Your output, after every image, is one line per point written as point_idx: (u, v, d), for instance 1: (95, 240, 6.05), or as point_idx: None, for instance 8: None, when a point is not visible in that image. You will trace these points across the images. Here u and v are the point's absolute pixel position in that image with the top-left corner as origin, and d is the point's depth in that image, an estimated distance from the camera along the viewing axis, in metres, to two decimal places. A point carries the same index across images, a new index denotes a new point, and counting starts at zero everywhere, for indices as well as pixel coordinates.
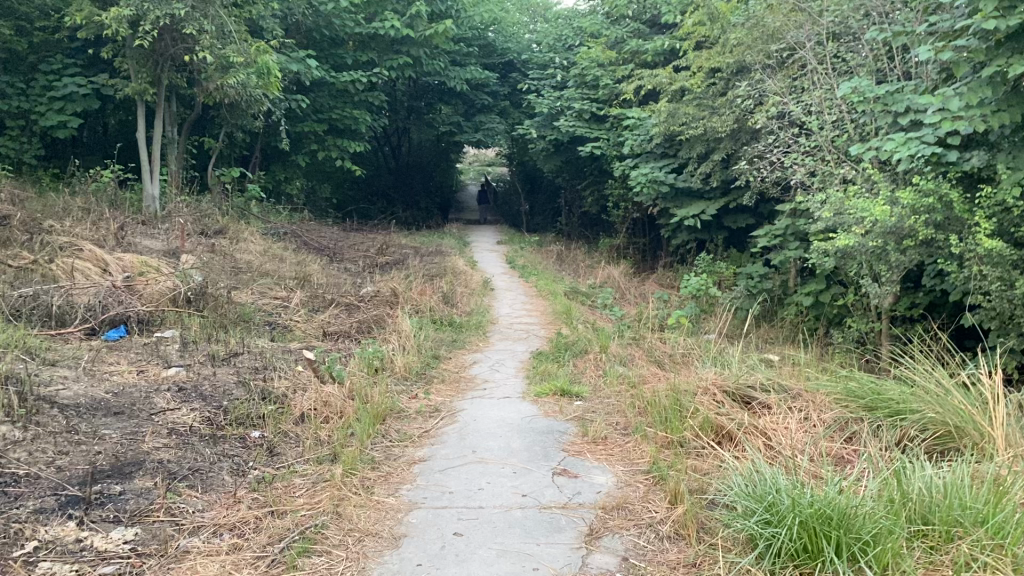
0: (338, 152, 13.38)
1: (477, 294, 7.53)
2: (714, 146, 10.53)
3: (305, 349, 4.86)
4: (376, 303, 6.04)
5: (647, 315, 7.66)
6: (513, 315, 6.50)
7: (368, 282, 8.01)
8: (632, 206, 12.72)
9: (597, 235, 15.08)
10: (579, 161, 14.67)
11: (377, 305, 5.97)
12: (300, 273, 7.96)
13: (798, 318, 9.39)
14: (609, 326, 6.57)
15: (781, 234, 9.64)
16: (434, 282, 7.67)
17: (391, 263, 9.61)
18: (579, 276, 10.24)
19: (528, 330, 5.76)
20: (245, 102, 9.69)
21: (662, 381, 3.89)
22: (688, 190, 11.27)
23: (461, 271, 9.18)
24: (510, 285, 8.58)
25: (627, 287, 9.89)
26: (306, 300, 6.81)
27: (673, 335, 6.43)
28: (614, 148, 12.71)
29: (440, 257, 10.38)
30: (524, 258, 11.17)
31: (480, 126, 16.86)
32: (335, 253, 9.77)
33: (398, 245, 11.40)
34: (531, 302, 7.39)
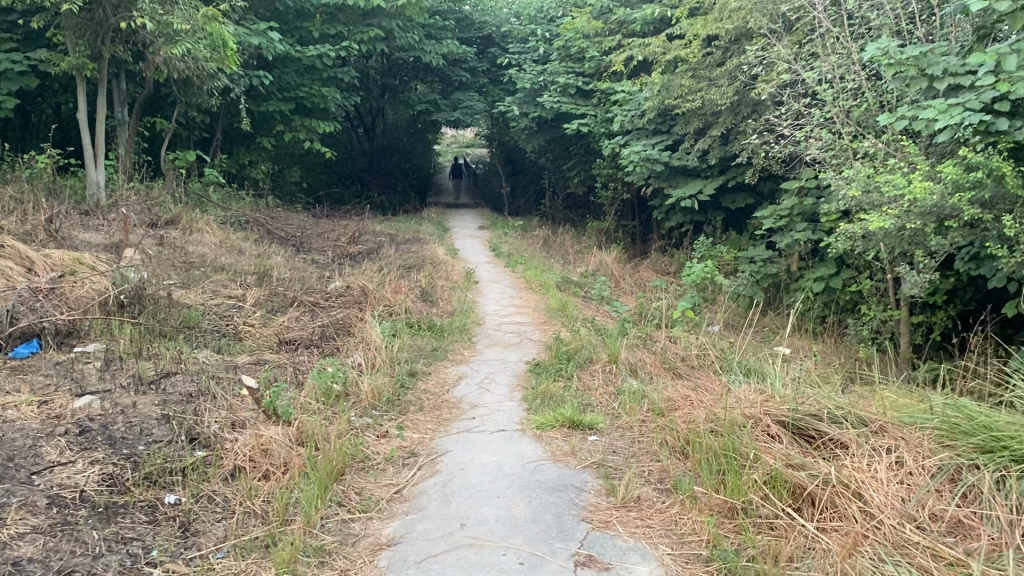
0: (307, 133, 12.49)
1: (459, 288, 6.74)
2: (712, 121, 9.75)
3: (253, 367, 4.05)
4: (342, 305, 5.23)
5: (648, 309, 6.90)
6: (502, 314, 5.71)
7: (337, 276, 7.19)
8: (622, 186, 11.95)
9: (584, 218, 14.31)
10: (564, 139, 13.87)
11: (343, 307, 5.16)
12: (261, 267, 7.12)
13: (806, 306, 8.70)
14: (611, 324, 5.80)
15: (787, 215, 8.90)
16: (411, 276, 6.85)
17: (364, 254, 8.80)
18: (569, 263, 9.46)
19: (520, 332, 4.99)
20: (199, 78, 8.78)
21: (696, 408, 3.11)
22: (683, 169, 10.51)
23: (440, 261, 8.38)
24: (494, 276, 7.79)
25: (621, 275, 9.13)
26: (264, 301, 5.98)
27: (681, 334, 5.69)
28: (602, 124, 11.91)
29: (418, 246, 9.56)
30: (508, 244, 10.37)
31: (458, 104, 16.00)
32: (302, 243, 8.94)
33: (372, 233, 10.56)
34: (520, 297, 6.60)
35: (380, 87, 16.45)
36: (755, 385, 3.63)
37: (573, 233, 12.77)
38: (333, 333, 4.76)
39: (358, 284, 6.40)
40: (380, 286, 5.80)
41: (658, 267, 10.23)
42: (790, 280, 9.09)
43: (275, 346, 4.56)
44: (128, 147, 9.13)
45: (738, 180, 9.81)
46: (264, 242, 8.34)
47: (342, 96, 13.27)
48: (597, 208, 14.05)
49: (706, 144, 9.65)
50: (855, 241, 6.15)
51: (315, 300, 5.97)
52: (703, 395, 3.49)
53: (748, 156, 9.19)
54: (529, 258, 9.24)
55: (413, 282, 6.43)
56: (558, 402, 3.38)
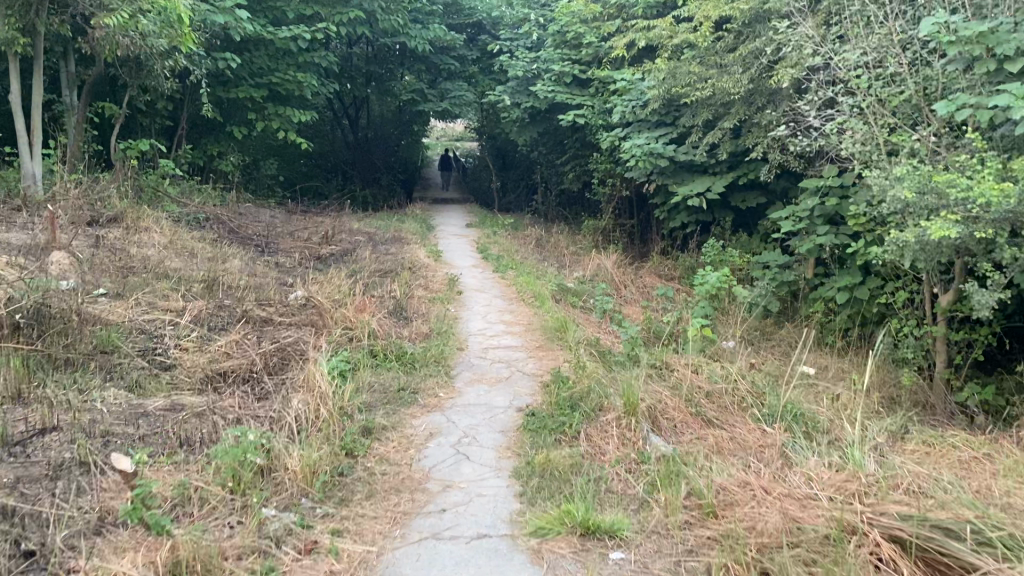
0: (281, 122, 11.54)
1: (439, 297, 5.88)
2: (723, 112, 8.87)
3: (164, 418, 3.15)
4: (294, 326, 4.32)
5: (658, 326, 6.03)
6: (487, 331, 4.87)
7: (299, 284, 6.27)
8: (621, 183, 11.08)
9: (579, 215, 13.42)
10: (558, 132, 12.95)
11: (295, 329, 4.27)
12: (211, 273, 6.19)
13: (826, 318, 7.89)
14: (615, 348, 4.93)
15: (806, 217, 8.07)
16: (385, 287, 5.95)
17: (336, 257, 7.90)
18: (564, 268, 8.57)
19: (507, 358, 4.16)
20: (150, 58, 7.81)
21: (755, 518, 2.35)
22: (690, 166, 9.63)
23: (420, 265, 7.49)
24: (480, 282, 6.92)
25: (621, 282, 8.27)
26: (207, 317, 5.06)
27: (700, 361, 4.82)
28: (600, 115, 11.01)
29: (398, 247, 8.66)
30: (496, 244, 9.50)
31: (446, 94, 15.06)
32: (269, 245, 8.05)
33: (348, 232, 9.66)
34: (509, 309, 5.75)
35: (363, 75, 15.48)
36: (826, 457, 2.84)
37: (567, 233, 11.89)
38: (275, 368, 3.87)
39: (323, 297, 5.48)
40: (342, 302, 4.89)
41: (661, 271, 9.37)
42: (808, 288, 8.27)
43: (201, 384, 3.65)
44: (76, 135, 8.17)
45: (751, 177, 8.96)
46: (223, 244, 7.43)
47: (320, 82, 12.32)
48: (593, 205, 13.16)
49: (716, 138, 8.78)
50: (900, 251, 5.31)
51: (266, 317, 5.06)
52: (756, 480, 2.68)
53: (763, 152, 8.33)
54: (520, 261, 8.37)
55: (384, 296, 5.52)
56: (563, 494, 2.52)
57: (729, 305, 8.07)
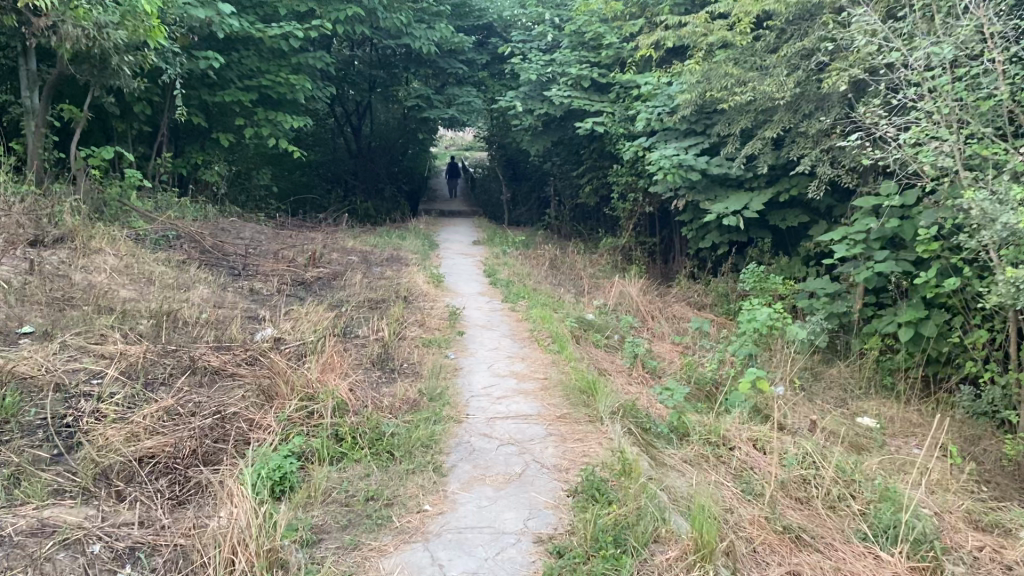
0: (272, 129, 10.59)
1: (437, 337, 4.87)
2: (763, 121, 7.88)
3: (19, 552, 2.15)
4: (243, 392, 3.33)
5: (700, 373, 5.01)
6: (493, 390, 3.85)
7: (273, 318, 5.30)
8: (643, 198, 10.10)
9: (596, 231, 12.43)
10: (573, 142, 11.94)
11: (243, 396, 3.29)
12: (167, 306, 5.22)
13: (883, 356, 6.87)
14: (652, 413, 3.92)
15: (860, 241, 7.07)
16: (371, 327, 4.95)
17: (323, 282, 6.93)
18: (582, 295, 7.57)
19: (518, 437, 3.16)
20: (114, 55, 6.86)
21: None
22: (723, 180, 8.63)
23: (418, 293, 6.49)
24: (487, 315, 5.93)
25: (648, 313, 7.26)
26: (146, 366, 4.08)
27: (763, 432, 3.81)
28: (621, 123, 10.03)
29: (395, 270, 7.68)
30: (505, 266, 8.51)
31: (453, 100, 14.09)
32: (249, 268, 7.09)
33: (341, 250, 8.69)
34: (520, 352, 4.73)
35: (366, 80, 14.55)
36: None
37: (582, 251, 10.89)
38: (210, 458, 2.87)
39: (296, 344, 4.49)
40: (311, 353, 3.90)
41: (690, 298, 8.36)
42: (862, 321, 7.25)
43: (100, 482, 2.66)
44: (33, 141, 7.18)
45: (794, 193, 7.95)
46: (190, 267, 6.47)
47: (318, 87, 11.37)
48: (610, 221, 12.18)
49: (755, 148, 7.78)
50: (1007, 291, 4.29)
51: (219, 368, 4.07)
52: None
53: (811, 166, 7.32)
54: (533, 287, 7.37)
55: (369, 343, 4.53)
56: None
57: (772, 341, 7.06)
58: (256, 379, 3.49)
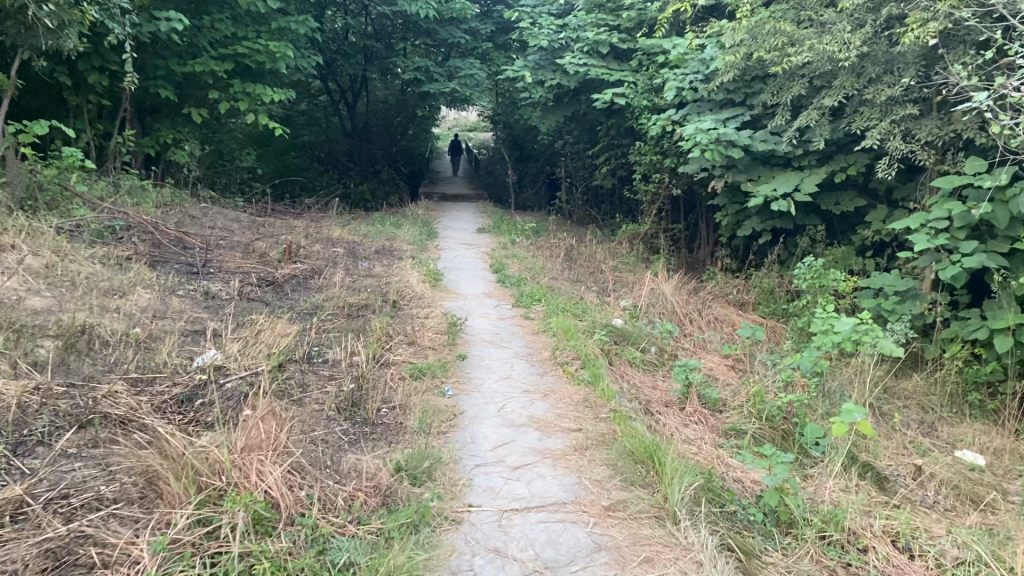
0: (250, 103, 9.41)
1: (429, 361, 3.71)
2: (819, 87, 6.69)
3: None
4: (115, 494, 2.20)
5: (772, 403, 3.87)
6: (507, 456, 2.71)
7: (221, 334, 4.15)
8: (669, 179, 8.94)
9: (612, 216, 11.27)
10: (588, 117, 10.75)
11: (121, 502, 2.16)
12: (84, 319, 4.07)
13: (968, 367, 5.73)
14: (732, 483, 2.79)
15: (940, 230, 5.90)
16: (342, 352, 3.80)
17: (297, 282, 5.79)
18: (606, 294, 6.42)
19: (549, 560, 2.10)
20: (41, 9, 5.67)
21: None
22: (765, 158, 7.45)
23: (410, 295, 5.34)
24: (494, 324, 4.79)
25: (685, 315, 6.11)
26: (26, 411, 2.91)
27: (890, 513, 2.67)
28: (645, 94, 8.84)
29: (385, 265, 6.53)
30: (513, 259, 7.36)
31: (455, 73, 12.88)
32: (210, 266, 5.95)
33: (326, 241, 7.54)
34: (539, 383, 3.56)
35: (360, 52, 13.33)
36: None
37: (599, 240, 9.74)
38: None
39: (237, 380, 3.34)
40: (251, 405, 2.77)
41: (729, 296, 7.20)
42: (938, 324, 6.10)
43: None
44: None
45: (853, 173, 6.78)
46: (134, 265, 5.33)
47: (303, 56, 10.17)
48: (629, 205, 11.02)
49: (811, 120, 6.59)
50: None
51: (119, 417, 2.91)
52: None
53: (880, 141, 6.15)
54: (549, 286, 6.22)
55: (334, 379, 3.39)
56: None
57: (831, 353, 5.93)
58: (139, 461, 2.34)
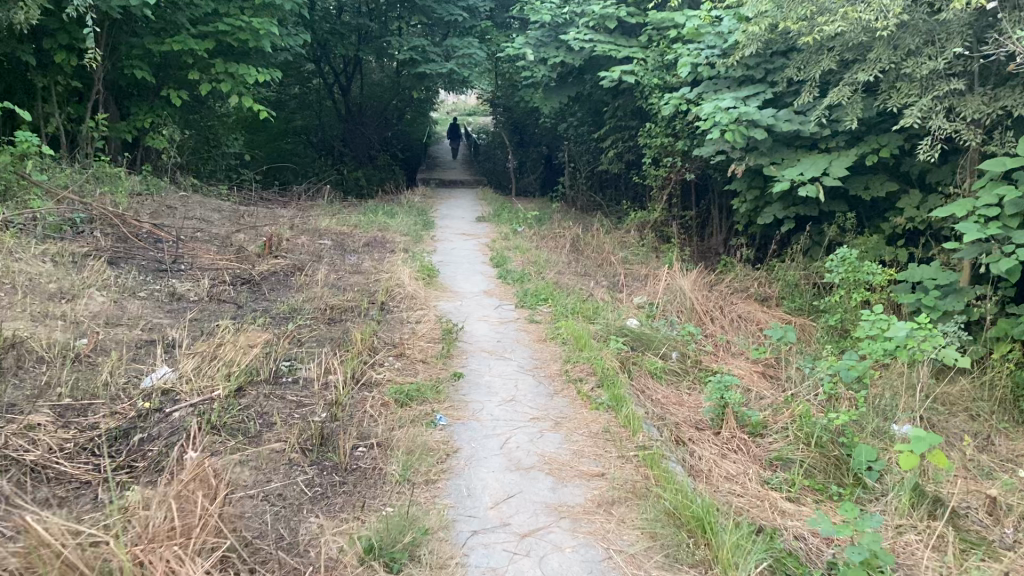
0: (233, 85, 8.80)
1: (418, 380, 3.15)
2: (850, 61, 6.09)
3: None
4: None
5: (820, 424, 3.31)
6: (513, 517, 2.18)
7: (177, 347, 3.57)
8: (682, 163, 8.34)
9: (619, 203, 10.68)
10: (593, 98, 10.13)
11: None
12: (16, 331, 3.48)
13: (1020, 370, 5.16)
14: (795, 550, 2.25)
15: (988, 218, 5.31)
16: (315, 371, 3.23)
17: (276, 280, 5.22)
18: (617, 291, 5.84)
19: None
20: None
21: None
22: (788, 140, 6.86)
23: (401, 295, 4.76)
24: (496, 329, 4.21)
25: (706, 314, 5.54)
26: None
27: None
28: (655, 72, 8.22)
29: (375, 259, 5.95)
30: (516, 251, 6.77)
31: (452, 53, 12.25)
32: (180, 262, 5.37)
33: (312, 233, 6.96)
34: (549, 407, 3.00)
35: (353, 31, 12.70)
36: None
37: (606, 228, 9.16)
38: None
39: (185, 409, 2.77)
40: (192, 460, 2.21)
41: (750, 290, 6.63)
42: (984, 322, 5.53)
43: None
44: None
45: (886, 155, 6.20)
46: (90, 262, 4.75)
47: (289, 35, 9.55)
48: (637, 191, 10.42)
49: (842, 96, 5.99)
50: None
51: (28, 463, 2.34)
52: None
53: (920, 119, 5.56)
54: (555, 282, 5.65)
55: (303, 408, 2.81)
56: None
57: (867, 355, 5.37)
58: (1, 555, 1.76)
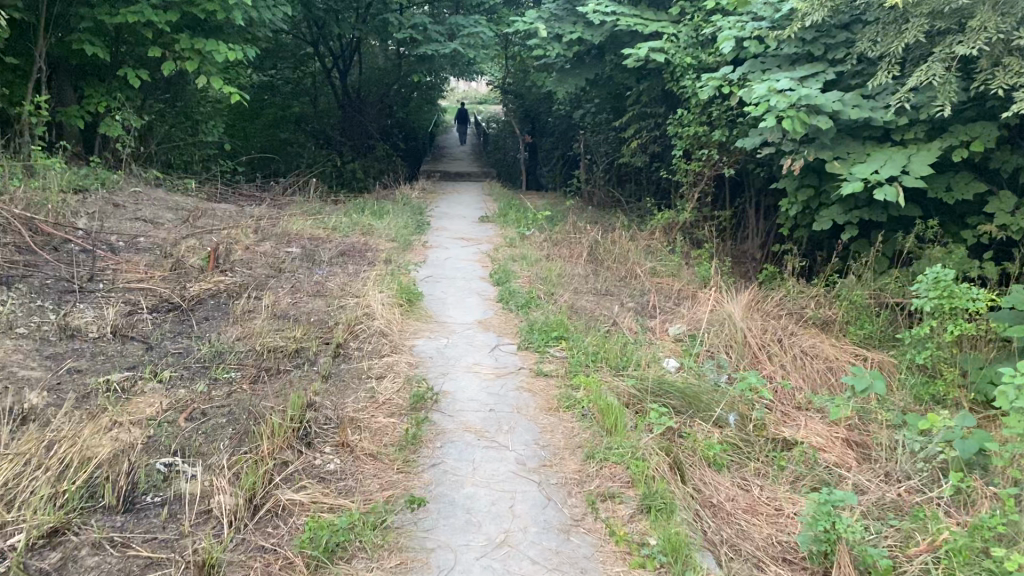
0: (201, 64, 7.64)
1: (356, 506, 2.07)
2: (942, 30, 4.88)
3: None
4: None
5: (977, 566, 2.15)
6: None
7: (17, 426, 2.44)
8: (717, 156, 7.16)
9: (641, 200, 9.51)
10: (613, 81, 8.95)
11: None
12: None
13: None
14: None
15: None
16: (199, 487, 2.10)
17: (213, 307, 4.09)
18: (647, 317, 4.68)
19: None
20: None
21: None
22: (854, 130, 5.66)
23: (366, 333, 3.62)
24: (490, 386, 3.05)
25: (761, 351, 4.36)
26: None
27: None
28: (689, 49, 7.02)
29: (347, 276, 4.81)
30: (522, 262, 5.62)
31: (457, 33, 11.09)
32: (96, 281, 4.26)
33: (279, 238, 5.82)
34: (562, 561, 1.93)
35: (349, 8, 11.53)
36: None
37: (628, 229, 8.00)
38: None
39: None
40: None
41: (805, 313, 5.45)
42: None
43: None
44: None
45: (980, 149, 5.00)
46: None
47: (269, 7, 8.39)
48: (662, 186, 9.25)
49: (932, 75, 4.79)
50: None
51: None
52: None
53: None
54: (569, 307, 4.49)
55: None
56: None
57: (967, 405, 4.19)
58: None
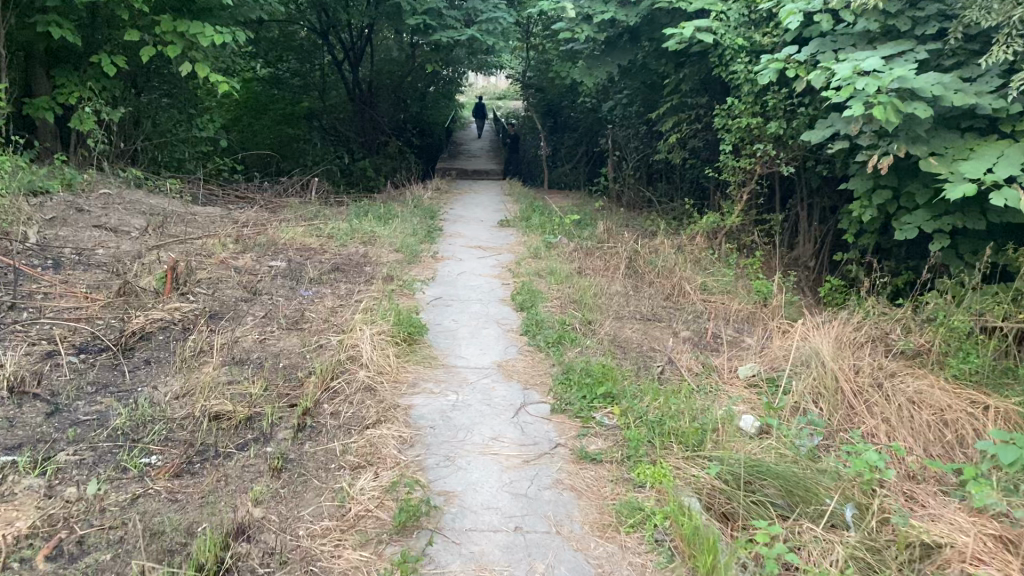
0: (185, 48, 6.77)
1: None
2: None
3: None
4: None
5: None
6: None
7: None
8: (773, 152, 6.19)
9: (678, 200, 8.55)
10: (650, 68, 7.99)
11: None
12: None
13: None
14: None
15: None
16: None
17: (158, 346, 3.18)
18: (708, 353, 3.74)
19: None
20: None
21: None
22: (951, 120, 4.68)
23: (347, 392, 2.71)
24: (519, 491, 2.21)
25: (857, 401, 3.40)
26: None
27: None
28: (742, 28, 6.05)
29: (336, 299, 3.90)
30: (549, 279, 4.69)
31: (474, 18, 10.16)
32: (15, 310, 3.37)
33: (264, 250, 4.92)
34: None
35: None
36: None
37: (667, 234, 7.05)
38: None
39: None
40: None
41: (893, 341, 4.48)
42: None
43: None
44: None
45: None
46: None
47: None
48: (703, 185, 8.28)
49: None
50: None
51: None
52: None
53: None
54: (611, 342, 3.57)
55: None
56: None
57: None
58: None
